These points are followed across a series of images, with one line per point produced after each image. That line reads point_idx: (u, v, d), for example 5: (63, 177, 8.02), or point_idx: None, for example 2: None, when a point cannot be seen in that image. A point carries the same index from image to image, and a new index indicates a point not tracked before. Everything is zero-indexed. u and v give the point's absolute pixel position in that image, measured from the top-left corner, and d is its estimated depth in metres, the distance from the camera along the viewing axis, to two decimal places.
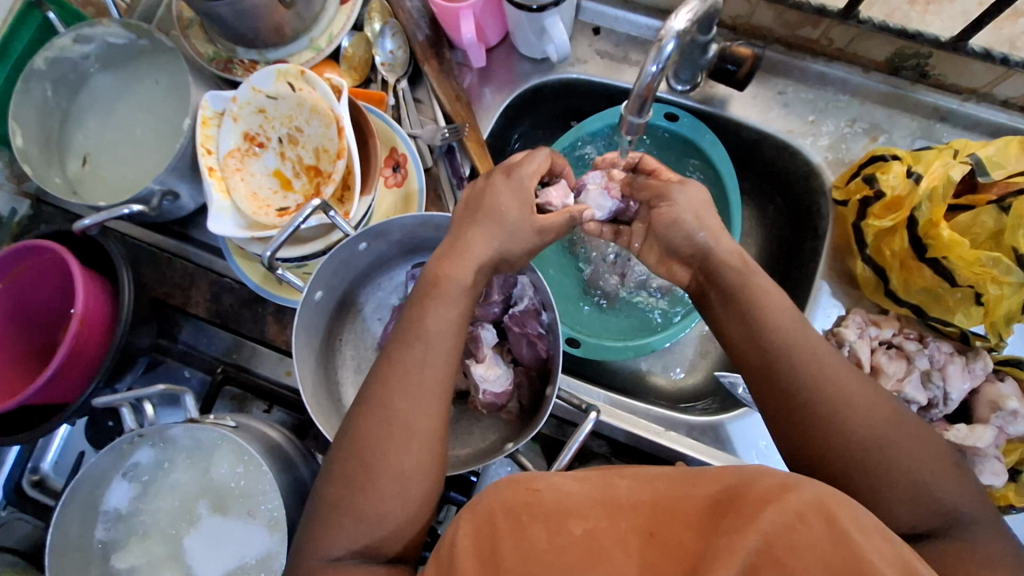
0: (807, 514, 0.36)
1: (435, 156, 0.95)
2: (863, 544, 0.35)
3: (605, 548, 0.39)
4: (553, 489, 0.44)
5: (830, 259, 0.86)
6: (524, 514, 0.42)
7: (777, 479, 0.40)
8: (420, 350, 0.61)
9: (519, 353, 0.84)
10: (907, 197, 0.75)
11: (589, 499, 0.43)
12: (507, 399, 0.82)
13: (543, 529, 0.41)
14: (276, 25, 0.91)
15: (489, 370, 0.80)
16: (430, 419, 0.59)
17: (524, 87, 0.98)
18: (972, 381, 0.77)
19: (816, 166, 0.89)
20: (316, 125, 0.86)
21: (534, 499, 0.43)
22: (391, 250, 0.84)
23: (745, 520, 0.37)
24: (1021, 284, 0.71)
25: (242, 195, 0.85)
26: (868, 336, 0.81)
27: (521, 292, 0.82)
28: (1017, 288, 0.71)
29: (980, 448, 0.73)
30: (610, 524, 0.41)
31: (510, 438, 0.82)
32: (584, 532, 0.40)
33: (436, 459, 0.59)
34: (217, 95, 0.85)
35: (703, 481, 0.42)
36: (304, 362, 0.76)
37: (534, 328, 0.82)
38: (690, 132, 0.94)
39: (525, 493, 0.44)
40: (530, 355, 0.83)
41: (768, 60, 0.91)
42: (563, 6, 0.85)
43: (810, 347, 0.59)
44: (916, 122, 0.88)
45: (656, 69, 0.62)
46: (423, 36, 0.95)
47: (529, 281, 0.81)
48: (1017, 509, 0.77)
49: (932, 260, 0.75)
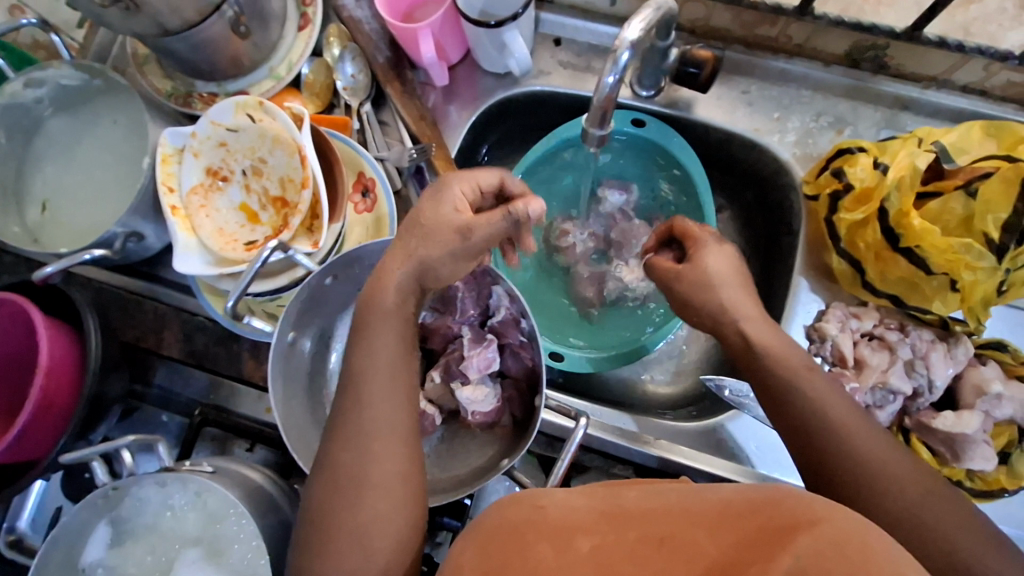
0: (840, 540, 0.35)
1: (404, 178, 0.94)
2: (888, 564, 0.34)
3: (615, 564, 0.38)
4: (559, 506, 0.43)
5: (806, 254, 0.86)
6: (528, 533, 0.41)
7: (803, 501, 0.39)
8: (372, 391, 0.65)
9: (505, 365, 0.83)
10: (876, 189, 0.75)
11: (595, 516, 0.42)
12: (499, 415, 0.81)
13: (548, 547, 0.40)
14: (233, 56, 0.90)
15: (475, 391, 0.80)
16: (388, 460, 0.62)
17: (489, 102, 0.97)
18: (955, 367, 0.77)
19: (785, 162, 0.89)
20: (280, 155, 0.84)
21: (539, 516, 0.43)
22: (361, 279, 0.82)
23: (771, 545, 0.36)
24: (994, 269, 0.71)
25: (207, 232, 0.84)
26: (850, 329, 0.80)
27: (497, 302, 0.80)
28: (991, 273, 0.71)
29: (969, 435, 0.73)
30: (615, 539, 0.40)
31: (505, 454, 0.77)
32: (592, 549, 0.39)
33: (407, 489, 0.62)
34: (176, 131, 0.83)
35: (724, 488, 0.42)
36: (287, 416, 0.74)
37: (516, 337, 0.79)
38: (658, 136, 0.93)
39: (529, 509, 0.43)
40: (517, 366, 0.82)
41: (729, 61, 0.91)
42: (522, 20, 0.85)
43: (832, 414, 0.62)
44: (880, 113, 0.88)
45: (615, 80, 0.62)
46: (384, 58, 0.94)
47: (503, 290, 0.78)
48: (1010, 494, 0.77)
49: (906, 250, 0.74)
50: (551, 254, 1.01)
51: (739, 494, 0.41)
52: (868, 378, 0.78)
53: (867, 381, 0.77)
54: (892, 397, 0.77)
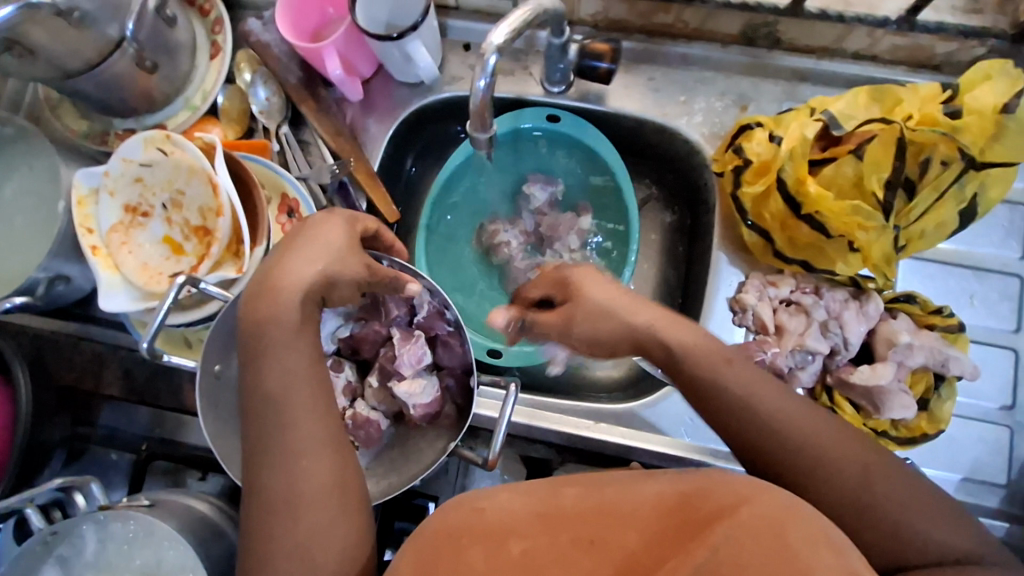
0: (756, 525, 0.41)
1: (329, 194, 0.95)
2: (800, 547, 0.40)
3: (543, 567, 0.43)
4: (496, 508, 0.47)
5: (723, 230, 0.89)
6: (463, 538, 0.46)
7: (730, 487, 0.44)
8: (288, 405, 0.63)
9: (440, 359, 0.84)
10: (773, 161, 0.78)
11: (529, 517, 0.46)
12: (440, 405, 0.82)
13: (481, 553, 0.44)
14: (143, 91, 0.91)
15: (412, 385, 0.81)
16: (317, 473, 0.60)
17: (406, 112, 0.98)
18: (868, 323, 0.80)
19: (695, 143, 0.91)
20: (197, 185, 0.85)
21: (477, 519, 0.47)
22: None
23: (687, 536, 0.42)
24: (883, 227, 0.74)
25: (131, 268, 0.84)
26: (769, 297, 0.83)
27: (419, 299, 0.80)
28: (883, 231, 0.74)
29: (885, 386, 0.76)
30: (545, 543, 0.44)
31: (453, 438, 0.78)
32: (522, 552, 0.44)
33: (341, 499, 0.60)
34: (88, 172, 0.83)
35: (657, 480, 0.47)
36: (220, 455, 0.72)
37: (443, 327, 0.81)
38: (573, 130, 0.96)
39: (469, 514, 0.47)
40: (451, 358, 0.82)
41: (633, 50, 0.94)
42: (423, 30, 0.87)
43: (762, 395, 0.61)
44: (780, 86, 0.91)
45: (486, 83, 0.65)
46: (297, 78, 0.95)
47: (424, 287, 0.78)
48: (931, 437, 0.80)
49: (806, 216, 0.78)
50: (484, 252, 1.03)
51: (669, 487, 0.46)
52: (787, 343, 0.80)
53: (786, 345, 0.80)
54: (811, 358, 0.80)
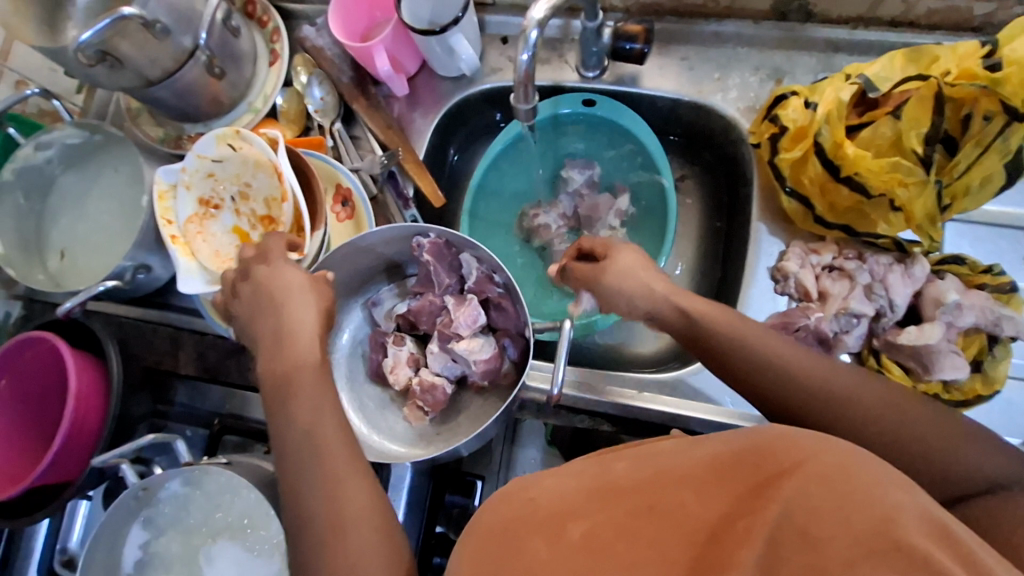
0: (829, 476, 0.38)
1: (379, 184, 1.01)
2: (889, 496, 0.37)
3: (607, 547, 0.42)
4: (549, 492, 0.46)
5: (762, 200, 0.90)
6: (519, 529, 0.44)
7: (787, 440, 0.41)
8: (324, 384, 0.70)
9: (493, 321, 0.90)
10: (809, 126, 0.80)
11: (585, 490, 0.46)
12: (500, 361, 0.88)
13: (542, 543, 0.43)
14: (212, 96, 1.00)
15: (471, 343, 0.87)
16: (356, 497, 0.63)
17: (449, 105, 1.04)
18: (913, 285, 0.80)
19: (731, 117, 0.93)
20: (263, 177, 0.93)
21: (531, 509, 0.45)
22: (358, 273, 0.95)
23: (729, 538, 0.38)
24: (924, 182, 0.75)
25: (205, 255, 0.92)
26: (811, 264, 0.84)
27: (467, 267, 0.88)
28: (924, 186, 0.75)
29: (934, 346, 0.75)
30: (604, 522, 0.43)
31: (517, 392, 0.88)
32: (584, 537, 0.43)
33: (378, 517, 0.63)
34: (168, 169, 0.91)
35: (709, 442, 0.44)
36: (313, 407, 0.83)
37: (494, 290, 0.87)
38: (608, 113, 0.99)
39: (521, 505, 0.46)
40: (504, 319, 0.89)
41: (665, 32, 0.97)
42: (464, 24, 0.92)
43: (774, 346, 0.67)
44: (815, 58, 0.92)
45: (528, 57, 0.69)
46: (348, 78, 1.02)
47: (470, 255, 0.87)
48: (985, 401, 0.79)
49: (846, 179, 0.79)
50: (527, 233, 1.07)
51: (723, 446, 0.43)
52: (831, 307, 0.81)
53: (830, 309, 0.81)
54: (856, 321, 0.80)
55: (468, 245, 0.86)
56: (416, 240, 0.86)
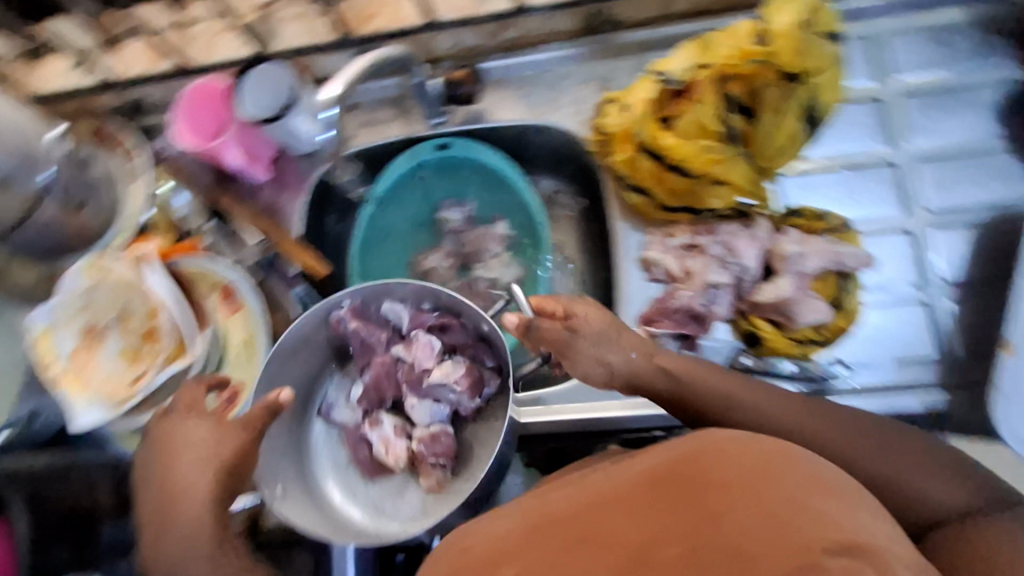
0: (749, 488, 0.44)
1: (262, 270, 1.04)
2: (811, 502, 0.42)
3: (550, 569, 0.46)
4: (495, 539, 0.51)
5: (617, 199, 0.95)
6: None
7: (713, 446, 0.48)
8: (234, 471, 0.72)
9: (450, 341, 0.90)
10: (628, 127, 0.87)
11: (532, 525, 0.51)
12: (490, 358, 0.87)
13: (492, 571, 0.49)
14: (77, 228, 1.01)
15: (443, 370, 0.88)
16: None
17: (313, 180, 1.06)
18: (761, 245, 0.85)
19: (571, 131, 0.99)
20: (139, 296, 0.94)
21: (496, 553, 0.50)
22: (304, 381, 0.92)
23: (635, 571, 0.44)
24: (733, 151, 0.83)
25: (96, 385, 0.92)
26: (671, 248, 0.89)
27: (394, 311, 0.89)
28: (733, 154, 0.83)
29: (788, 297, 0.82)
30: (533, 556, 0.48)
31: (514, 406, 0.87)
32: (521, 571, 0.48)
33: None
34: (40, 312, 0.91)
35: (652, 459, 0.50)
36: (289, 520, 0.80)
37: (429, 318, 0.89)
38: (462, 152, 1.03)
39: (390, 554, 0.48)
40: (463, 335, 0.89)
41: (495, 68, 1.04)
42: (300, 105, 0.96)
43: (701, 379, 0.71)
44: (632, 61, 1.00)
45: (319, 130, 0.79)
46: (208, 179, 1.04)
47: (391, 300, 0.89)
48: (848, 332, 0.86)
49: (672, 166, 0.84)
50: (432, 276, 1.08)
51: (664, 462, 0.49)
52: (697, 284, 0.86)
53: (695, 286, 0.85)
54: (717, 291, 0.85)
55: (377, 292, 0.87)
56: (335, 316, 0.87)
